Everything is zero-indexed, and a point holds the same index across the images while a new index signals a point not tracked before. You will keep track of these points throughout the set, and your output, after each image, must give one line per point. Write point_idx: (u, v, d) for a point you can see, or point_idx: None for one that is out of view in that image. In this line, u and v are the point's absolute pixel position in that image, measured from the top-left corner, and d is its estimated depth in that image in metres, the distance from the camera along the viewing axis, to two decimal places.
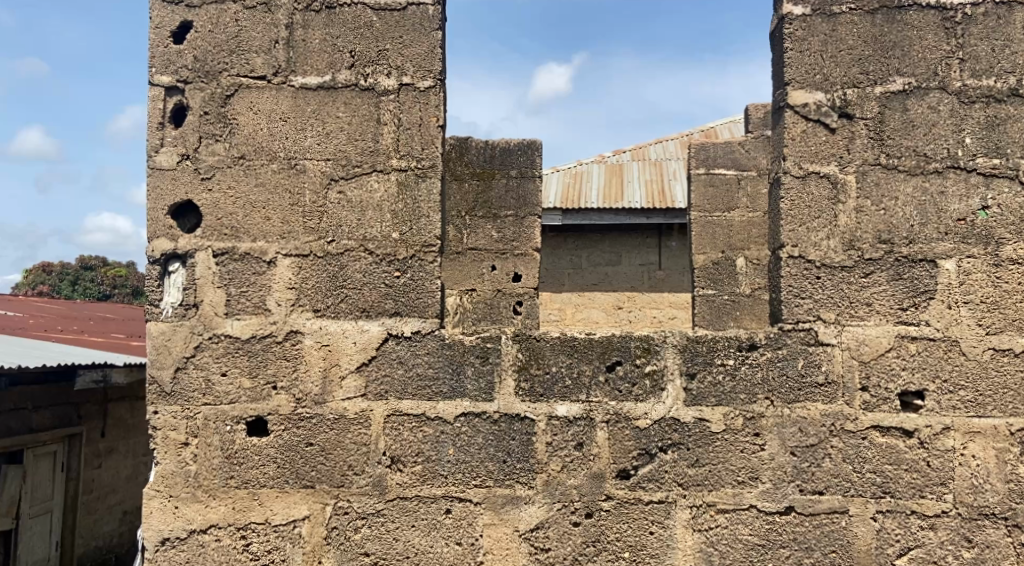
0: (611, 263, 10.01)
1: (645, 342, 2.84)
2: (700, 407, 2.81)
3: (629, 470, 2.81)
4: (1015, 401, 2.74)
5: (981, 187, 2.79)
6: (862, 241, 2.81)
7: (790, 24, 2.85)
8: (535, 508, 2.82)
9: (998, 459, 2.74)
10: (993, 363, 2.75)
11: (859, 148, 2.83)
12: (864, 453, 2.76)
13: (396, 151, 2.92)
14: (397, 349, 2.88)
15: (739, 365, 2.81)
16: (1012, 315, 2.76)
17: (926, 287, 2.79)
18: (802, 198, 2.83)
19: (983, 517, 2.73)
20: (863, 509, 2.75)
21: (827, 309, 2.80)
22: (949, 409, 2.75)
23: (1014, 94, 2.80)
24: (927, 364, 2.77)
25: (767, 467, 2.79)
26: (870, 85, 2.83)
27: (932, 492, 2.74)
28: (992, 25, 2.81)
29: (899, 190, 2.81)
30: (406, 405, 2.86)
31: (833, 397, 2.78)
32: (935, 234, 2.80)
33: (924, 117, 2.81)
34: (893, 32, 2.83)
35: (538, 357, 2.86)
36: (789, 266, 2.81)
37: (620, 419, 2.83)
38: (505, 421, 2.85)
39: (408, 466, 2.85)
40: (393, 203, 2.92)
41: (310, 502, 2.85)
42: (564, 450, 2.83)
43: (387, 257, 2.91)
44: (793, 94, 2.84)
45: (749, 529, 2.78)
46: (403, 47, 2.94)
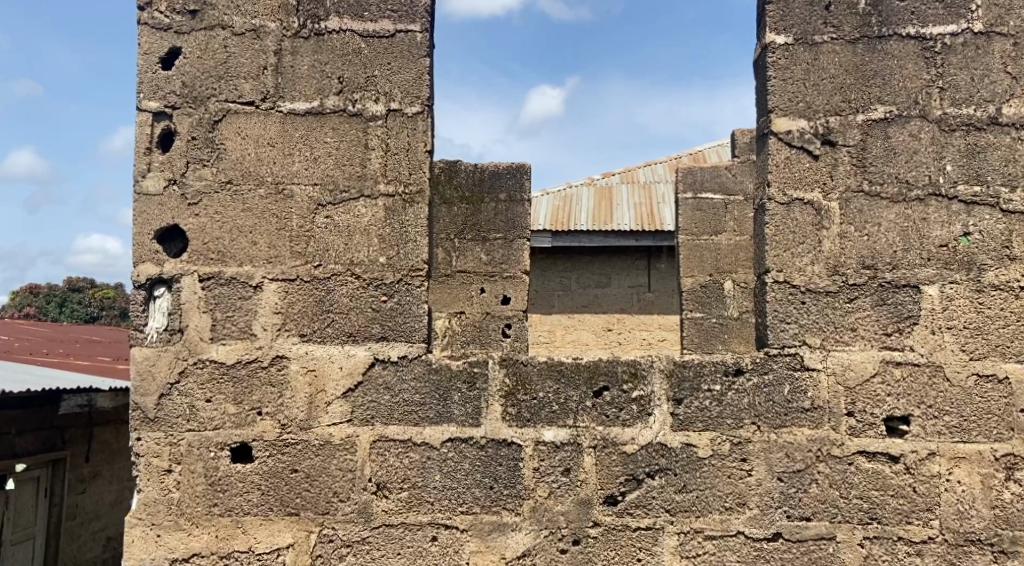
0: (600, 285, 10.04)
1: (632, 367, 2.84)
2: (688, 432, 2.81)
3: (617, 496, 2.80)
4: (1000, 427, 2.74)
5: (963, 214, 2.82)
6: (847, 266, 2.83)
7: (773, 52, 2.88)
8: (522, 535, 2.80)
9: (983, 485, 2.74)
10: (977, 389, 2.76)
11: (842, 174, 2.86)
12: (850, 479, 2.76)
13: (384, 176, 2.93)
14: (383, 374, 2.87)
15: (726, 390, 2.81)
16: (995, 340, 2.77)
17: (910, 313, 2.80)
18: (787, 223, 2.85)
19: (969, 544, 2.73)
20: (850, 535, 2.75)
21: (813, 334, 2.81)
22: (935, 435, 2.75)
23: (994, 122, 2.83)
24: (913, 390, 2.78)
25: (754, 492, 2.78)
26: (852, 113, 2.86)
27: (919, 518, 2.74)
28: (971, 55, 2.84)
29: (882, 216, 2.84)
30: (392, 431, 2.85)
31: (820, 422, 2.78)
32: (918, 259, 2.82)
33: (905, 145, 2.85)
34: (874, 62, 2.87)
35: (525, 382, 2.86)
36: (775, 290, 2.83)
37: (607, 444, 2.82)
38: (492, 447, 2.83)
39: (394, 493, 2.83)
40: (380, 228, 2.92)
41: (295, 530, 2.83)
42: (551, 476, 2.82)
43: (374, 281, 2.90)
44: (777, 122, 2.87)
45: (737, 555, 2.77)
46: (391, 74, 2.95)
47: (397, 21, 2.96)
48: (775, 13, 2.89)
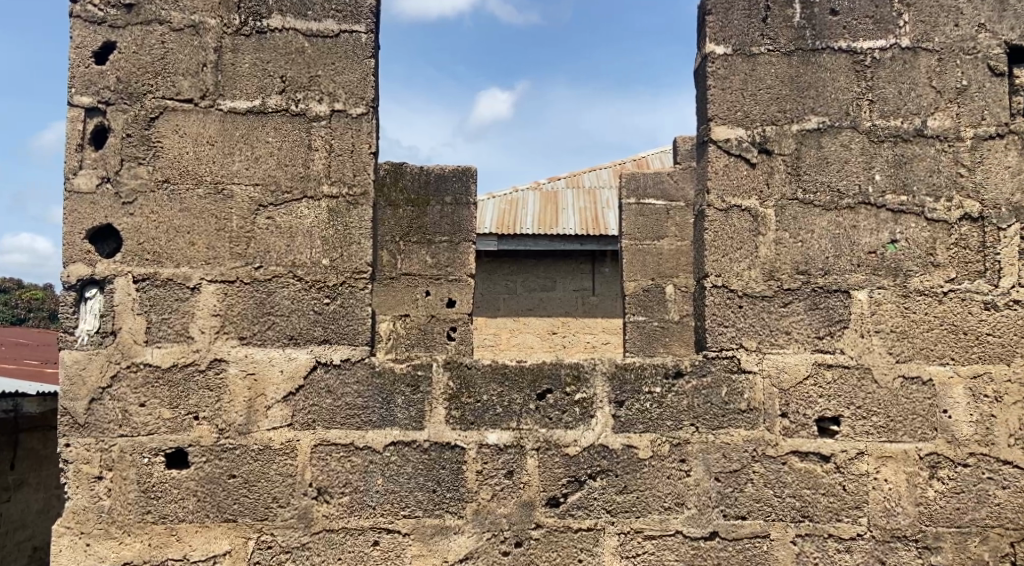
0: (546, 288, 10.10)
1: (575, 370, 2.88)
2: (629, 434, 2.86)
3: (559, 498, 2.83)
4: (924, 427, 2.85)
5: (890, 222, 2.93)
6: (781, 272, 2.92)
7: (712, 62, 2.95)
8: (464, 538, 2.82)
9: (908, 483, 2.83)
10: (903, 390, 2.86)
11: (777, 182, 2.94)
12: (784, 478, 2.84)
13: (327, 177, 2.92)
14: (325, 378, 2.85)
15: (666, 392, 2.87)
16: (920, 344, 2.88)
17: (841, 317, 2.89)
18: (725, 229, 2.92)
19: (896, 540, 2.82)
20: (783, 533, 2.83)
21: (749, 337, 2.89)
22: (863, 435, 2.85)
23: (920, 134, 2.94)
24: (843, 392, 2.87)
25: (692, 493, 2.84)
26: (787, 123, 2.95)
27: (848, 516, 2.83)
28: (899, 69, 2.95)
29: (815, 223, 2.93)
30: (334, 435, 2.83)
31: (755, 423, 2.86)
32: (848, 265, 2.91)
33: (837, 155, 2.94)
34: (809, 73, 2.96)
35: (469, 384, 2.87)
36: (713, 294, 2.90)
37: (550, 446, 2.85)
38: (435, 450, 2.84)
39: (335, 498, 2.81)
40: (323, 229, 2.90)
41: (231, 537, 2.79)
42: (494, 479, 2.83)
43: (317, 283, 2.88)
44: (716, 130, 2.95)
45: (675, 554, 2.82)
46: (335, 74, 2.94)
47: (342, 21, 2.94)
48: (714, 24, 2.97)
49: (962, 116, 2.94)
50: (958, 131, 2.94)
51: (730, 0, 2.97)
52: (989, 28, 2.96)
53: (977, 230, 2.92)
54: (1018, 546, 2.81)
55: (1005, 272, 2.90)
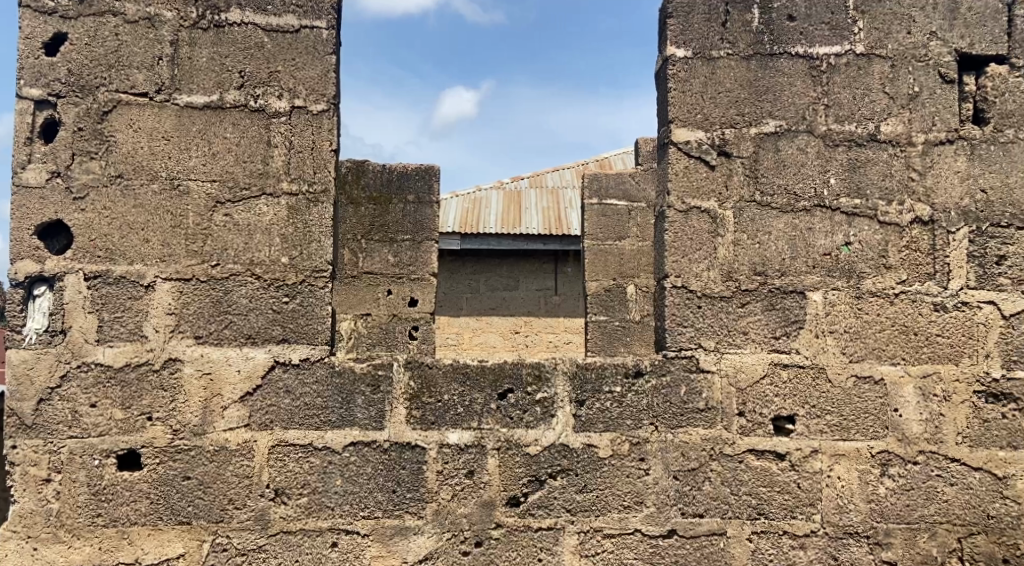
0: (509, 288, 10.12)
1: (536, 369, 2.89)
2: (589, 433, 2.88)
3: (519, 497, 2.84)
4: (875, 425, 2.91)
5: (844, 225, 2.98)
6: (739, 272, 2.96)
7: (673, 65, 2.98)
8: (424, 539, 2.82)
9: (860, 481, 2.89)
10: (856, 389, 2.92)
11: (736, 184, 2.98)
12: (740, 476, 2.88)
13: (287, 174, 2.89)
14: (284, 377, 2.83)
15: (626, 391, 2.89)
16: (872, 343, 2.94)
17: (797, 317, 2.94)
18: (684, 231, 2.95)
19: (848, 536, 2.88)
20: (740, 530, 2.87)
21: (707, 337, 2.93)
22: (817, 433, 2.90)
23: (873, 139, 3.00)
24: (798, 391, 2.92)
25: (651, 491, 2.87)
26: (746, 126, 2.99)
27: (802, 513, 2.88)
28: (854, 75, 3.01)
29: (773, 225, 2.98)
30: (292, 435, 2.81)
31: (713, 422, 2.90)
32: (804, 267, 2.96)
33: (794, 158, 2.99)
34: (766, 77, 3.01)
35: (430, 384, 2.86)
36: (673, 295, 2.93)
37: (510, 446, 2.86)
38: (395, 450, 2.83)
39: (292, 499, 2.79)
40: (282, 227, 2.88)
41: (185, 540, 2.76)
42: (455, 478, 2.84)
43: (275, 282, 2.86)
44: (677, 132, 2.98)
45: (634, 552, 2.85)
46: (295, 70, 2.92)
47: (302, 16, 2.92)
48: (675, 28, 3.00)
49: (914, 122, 3.01)
50: (910, 136, 3.01)
51: (690, 5, 3.01)
52: (940, 36, 3.03)
53: (928, 232, 2.99)
54: (965, 542, 2.88)
55: (953, 274, 2.98)
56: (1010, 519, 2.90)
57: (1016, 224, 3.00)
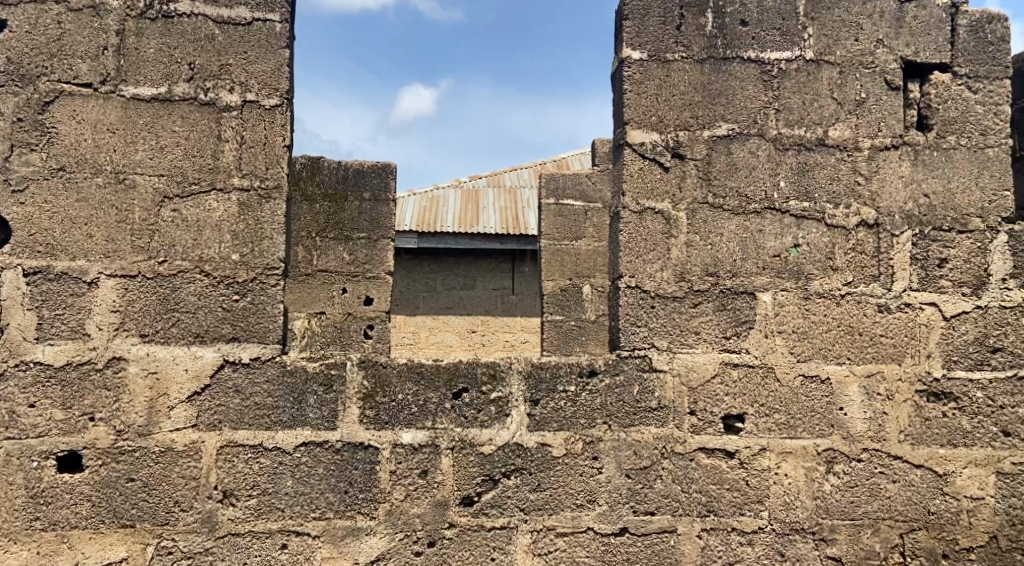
0: (465, 287, 10.11)
1: (491, 368, 2.90)
2: (543, 433, 2.89)
3: (472, 497, 2.85)
4: (821, 423, 2.97)
5: (793, 227, 3.04)
6: (692, 273, 3.00)
7: (629, 67, 3.01)
8: (376, 540, 2.80)
9: (807, 478, 2.95)
10: (803, 388, 2.98)
11: (689, 186, 3.02)
12: (691, 474, 2.92)
13: (238, 169, 2.85)
14: (234, 377, 2.79)
15: (580, 391, 2.91)
16: (819, 343, 3.00)
17: (747, 318, 2.99)
18: (638, 232, 2.98)
19: (794, 532, 2.93)
20: (690, 527, 2.91)
21: (660, 337, 2.96)
22: (765, 431, 2.95)
23: (822, 143, 3.07)
24: (747, 390, 2.97)
25: (604, 490, 2.89)
26: (699, 128, 3.03)
27: (750, 509, 2.93)
28: (804, 80, 3.07)
29: (725, 227, 3.02)
30: (241, 436, 2.77)
31: (665, 421, 2.93)
32: (754, 268, 3.01)
33: (745, 161, 3.04)
34: (719, 81, 3.05)
35: (383, 384, 2.85)
36: (627, 295, 2.95)
37: (464, 445, 2.86)
38: (348, 450, 2.81)
39: (241, 501, 2.76)
40: (233, 223, 2.84)
41: (129, 543, 2.71)
42: (408, 478, 2.83)
43: (225, 279, 2.82)
44: (632, 133, 3.01)
45: (586, 551, 2.87)
46: (247, 63, 2.88)
47: (254, 8, 2.88)
48: (630, 30, 3.02)
49: (860, 127, 3.08)
50: (857, 141, 3.08)
51: (646, 7, 3.03)
52: (887, 44, 3.10)
53: (873, 235, 3.06)
54: (906, 537, 2.96)
55: (897, 276, 3.05)
56: (950, 514, 2.97)
57: (957, 228, 3.08)
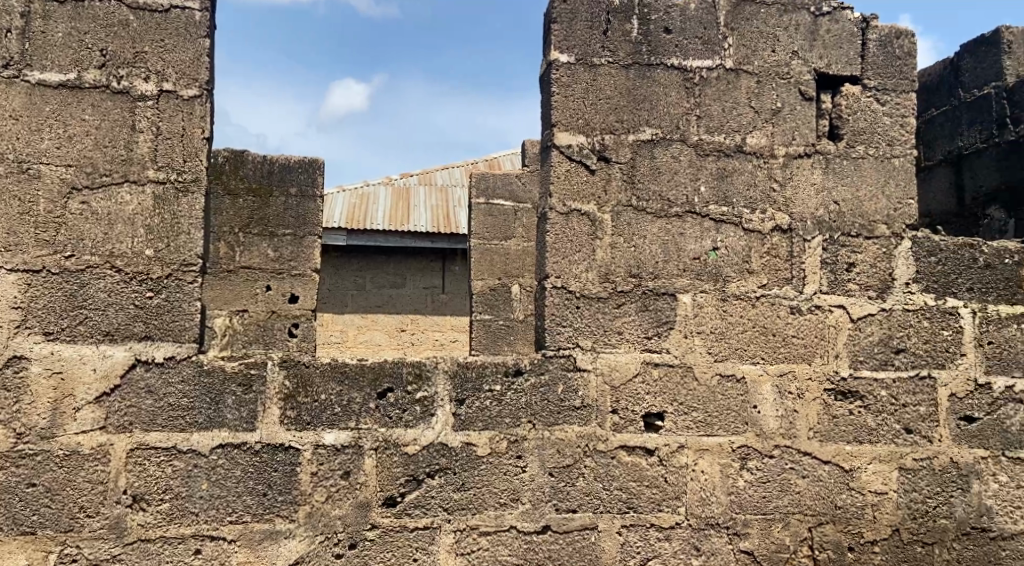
0: (396, 285, 10.06)
1: (416, 368, 2.90)
2: (468, 432, 2.91)
3: (396, 497, 2.84)
4: (737, 420, 3.07)
5: (712, 231, 3.13)
6: (616, 274, 3.05)
7: (556, 69, 3.05)
8: (295, 543, 2.78)
9: (722, 474, 3.04)
10: (720, 387, 3.07)
11: (614, 189, 3.08)
12: (612, 472, 2.98)
13: (152, 162, 2.79)
14: (146, 377, 2.73)
15: (505, 390, 2.94)
16: (736, 344, 3.10)
17: (668, 319, 3.07)
18: (565, 232, 3.03)
19: (709, 527, 3.02)
20: (610, 524, 2.96)
21: (584, 337, 3.01)
22: (684, 429, 3.03)
23: (740, 150, 3.16)
24: (667, 389, 3.04)
25: (527, 488, 2.93)
26: (624, 133, 3.10)
27: (669, 505, 3.00)
28: (724, 88, 3.16)
29: (648, 229, 3.09)
30: (152, 438, 2.71)
31: (588, 419, 2.98)
32: (675, 270, 3.09)
33: (668, 165, 3.12)
34: (644, 86, 3.12)
35: (305, 384, 2.83)
36: (553, 295, 2.99)
37: (388, 446, 2.86)
38: (267, 452, 2.78)
39: (152, 505, 2.70)
40: (147, 218, 2.77)
41: (30, 551, 2.62)
42: (329, 480, 2.81)
43: (138, 275, 2.75)
44: (559, 135, 3.05)
45: (509, 549, 2.90)
46: (164, 52, 2.82)
47: None
48: (558, 33, 3.06)
49: (776, 135, 3.19)
50: (772, 149, 3.18)
51: (573, 11, 3.07)
52: (801, 56, 3.22)
53: (786, 240, 3.17)
54: (814, 531, 3.08)
55: (808, 279, 3.17)
56: (855, 508, 3.10)
57: (865, 235, 3.22)
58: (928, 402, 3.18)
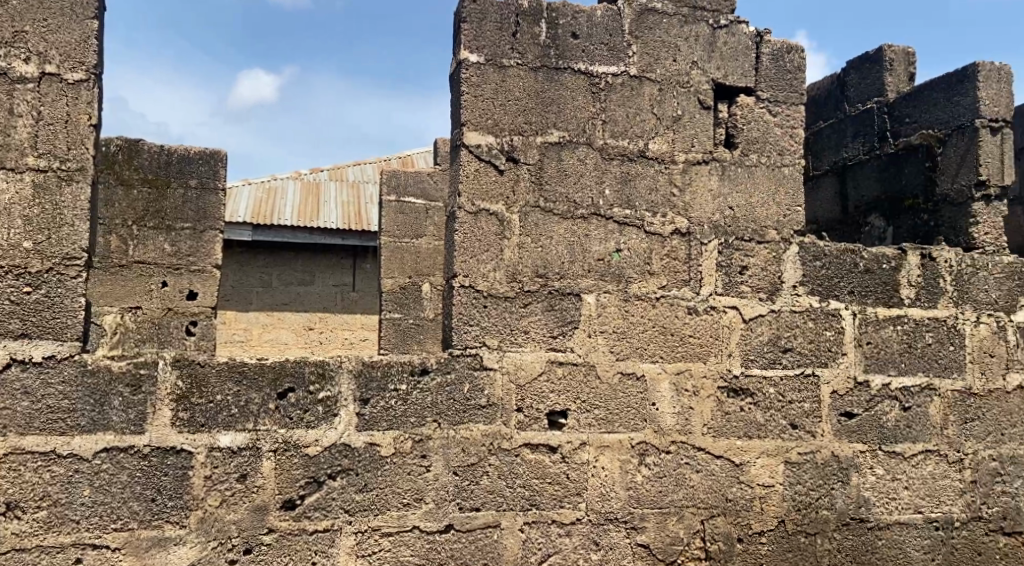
0: (304, 282, 9.92)
1: (319, 368, 2.86)
2: (371, 432, 2.89)
3: (295, 500, 2.80)
4: (636, 417, 3.14)
5: (616, 233, 3.19)
6: (523, 273, 3.08)
7: (466, 69, 3.05)
8: (186, 549, 2.71)
9: (622, 470, 3.10)
10: (621, 385, 3.13)
11: (522, 190, 3.10)
12: (516, 469, 3.00)
13: (33, 148, 2.67)
14: (22, 377, 2.61)
15: (410, 390, 2.93)
16: (637, 342, 3.17)
17: (573, 318, 3.11)
18: (473, 232, 3.03)
19: (608, 522, 3.08)
20: (513, 522, 2.99)
21: (491, 336, 3.02)
22: (586, 427, 3.09)
23: (644, 155, 3.24)
24: (571, 387, 3.08)
25: (431, 488, 2.92)
26: (532, 134, 3.13)
27: (570, 502, 3.05)
28: (628, 94, 3.23)
29: (555, 230, 3.13)
30: (29, 442, 2.60)
31: (493, 418, 3.00)
32: (580, 270, 3.14)
33: (575, 168, 3.16)
34: (552, 90, 3.15)
35: (200, 384, 2.75)
36: (460, 294, 3.00)
37: (289, 447, 2.81)
38: (156, 456, 2.70)
39: (28, 513, 2.59)
40: (26, 208, 2.66)
41: None
42: (225, 483, 2.74)
43: (15, 269, 2.63)
44: (468, 135, 3.05)
45: (411, 549, 2.89)
46: (47, 32, 2.70)
47: None
48: (468, 32, 3.06)
49: (677, 142, 3.28)
50: (673, 154, 3.27)
51: (482, 11, 3.08)
52: (701, 66, 3.32)
53: (685, 243, 3.26)
54: (707, 523, 3.18)
55: (705, 281, 3.27)
56: (745, 501, 3.22)
57: (757, 239, 3.34)
58: (812, 399, 3.32)
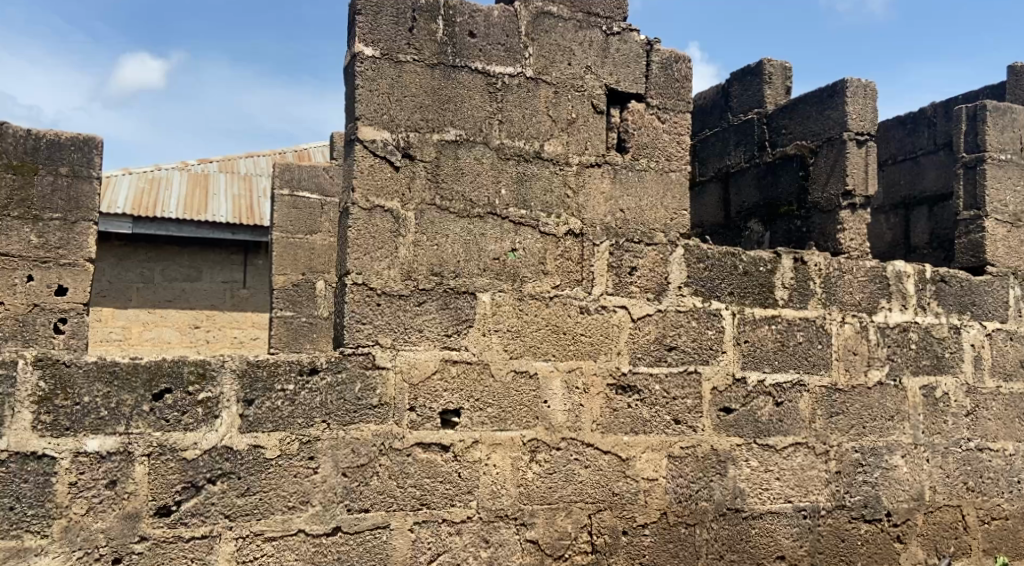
0: (190, 278, 9.87)
1: (199, 367, 2.77)
2: (256, 433, 2.81)
3: (170, 506, 2.69)
4: (528, 415, 3.18)
5: (511, 233, 3.23)
6: (417, 272, 3.07)
7: (361, 62, 3.01)
8: (48, 560, 2.56)
9: (512, 467, 3.14)
10: (514, 383, 3.17)
11: (418, 187, 3.09)
12: (407, 469, 2.99)
13: None
14: None
15: (298, 390, 2.87)
16: (530, 341, 3.21)
17: (467, 316, 3.13)
18: (367, 229, 3.00)
19: (499, 519, 3.11)
20: (402, 522, 2.97)
21: (384, 334, 3.00)
22: (478, 425, 3.11)
23: (538, 156, 3.28)
24: (465, 386, 3.10)
25: (318, 489, 2.87)
26: (428, 132, 3.12)
27: (460, 500, 3.06)
28: (524, 95, 3.27)
29: (450, 229, 3.13)
30: None
31: (384, 417, 2.98)
32: (475, 269, 3.16)
33: (471, 167, 3.18)
34: (448, 88, 3.16)
35: (67, 384, 2.62)
36: (354, 291, 2.96)
37: (164, 451, 2.70)
38: (14, 462, 2.54)
39: None
40: None
41: None
42: (93, 490, 2.61)
43: None
44: (363, 130, 3.01)
45: (295, 554, 2.83)
46: None
47: None
48: (363, 25, 3.03)
49: (570, 144, 3.35)
50: (567, 157, 3.34)
51: (378, 6, 3.05)
52: (593, 71, 3.40)
53: (577, 244, 3.33)
54: (594, 517, 3.26)
55: (595, 281, 3.35)
56: (630, 495, 3.32)
57: (644, 241, 3.44)
58: (694, 395, 3.46)
